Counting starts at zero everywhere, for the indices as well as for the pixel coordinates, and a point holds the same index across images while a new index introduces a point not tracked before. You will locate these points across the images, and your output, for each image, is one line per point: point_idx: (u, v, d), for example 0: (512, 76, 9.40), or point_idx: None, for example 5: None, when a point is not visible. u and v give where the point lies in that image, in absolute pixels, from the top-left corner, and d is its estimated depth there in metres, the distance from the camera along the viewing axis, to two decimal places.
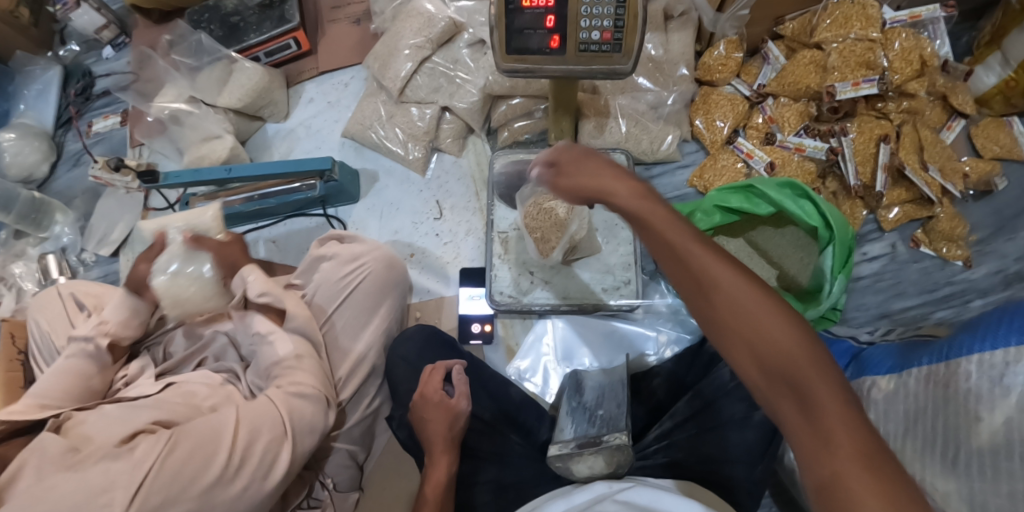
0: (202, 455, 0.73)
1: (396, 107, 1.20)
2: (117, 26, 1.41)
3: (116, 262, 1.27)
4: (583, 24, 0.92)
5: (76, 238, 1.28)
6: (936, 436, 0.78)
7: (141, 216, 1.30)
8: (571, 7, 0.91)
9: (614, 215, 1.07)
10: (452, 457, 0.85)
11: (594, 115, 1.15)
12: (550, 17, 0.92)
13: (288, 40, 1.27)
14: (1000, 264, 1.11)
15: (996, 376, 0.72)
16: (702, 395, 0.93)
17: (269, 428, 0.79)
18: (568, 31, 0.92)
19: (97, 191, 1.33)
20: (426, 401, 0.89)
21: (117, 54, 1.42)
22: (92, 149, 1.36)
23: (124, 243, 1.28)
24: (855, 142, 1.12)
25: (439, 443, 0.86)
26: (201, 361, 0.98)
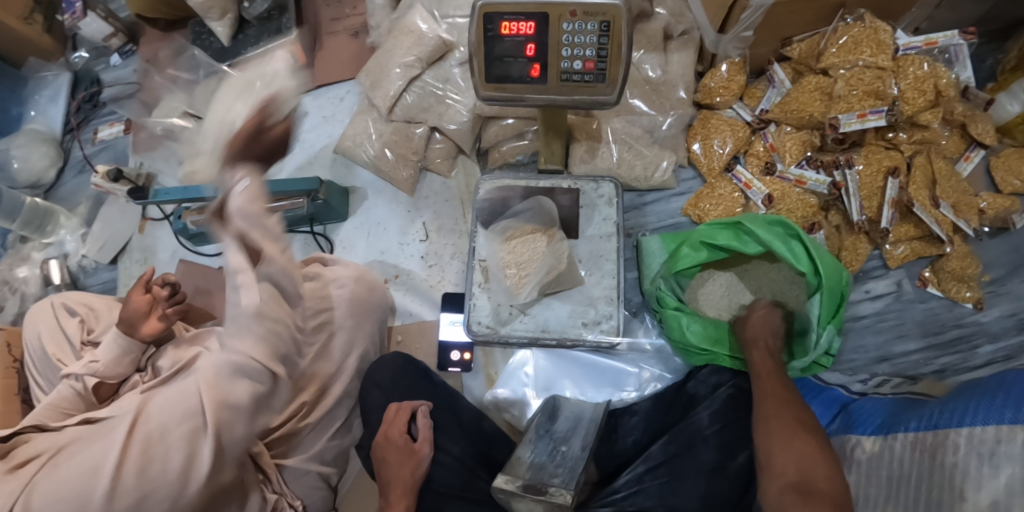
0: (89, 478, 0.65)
1: (386, 125, 1.18)
2: (125, 35, 1.42)
3: (115, 270, 1.29)
4: (565, 54, 0.88)
5: (78, 245, 1.31)
6: (919, 507, 0.73)
7: (140, 224, 1.32)
8: (553, 34, 0.87)
9: (600, 246, 1.03)
10: (411, 500, 0.85)
11: (585, 139, 1.11)
12: (531, 46, 0.88)
13: (286, 53, 1.26)
14: (1015, 307, 1.04)
15: (985, 452, 0.68)
16: (678, 440, 0.90)
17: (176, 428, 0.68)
18: (550, 60, 0.89)
19: (101, 199, 1.36)
20: (388, 446, 0.89)
21: (125, 62, 1.44)
22: (97, 157, 1.38)
23: (123, 251, 1.30)
24: (862, 175, 1.05)
25: (398, 485, 0.86)
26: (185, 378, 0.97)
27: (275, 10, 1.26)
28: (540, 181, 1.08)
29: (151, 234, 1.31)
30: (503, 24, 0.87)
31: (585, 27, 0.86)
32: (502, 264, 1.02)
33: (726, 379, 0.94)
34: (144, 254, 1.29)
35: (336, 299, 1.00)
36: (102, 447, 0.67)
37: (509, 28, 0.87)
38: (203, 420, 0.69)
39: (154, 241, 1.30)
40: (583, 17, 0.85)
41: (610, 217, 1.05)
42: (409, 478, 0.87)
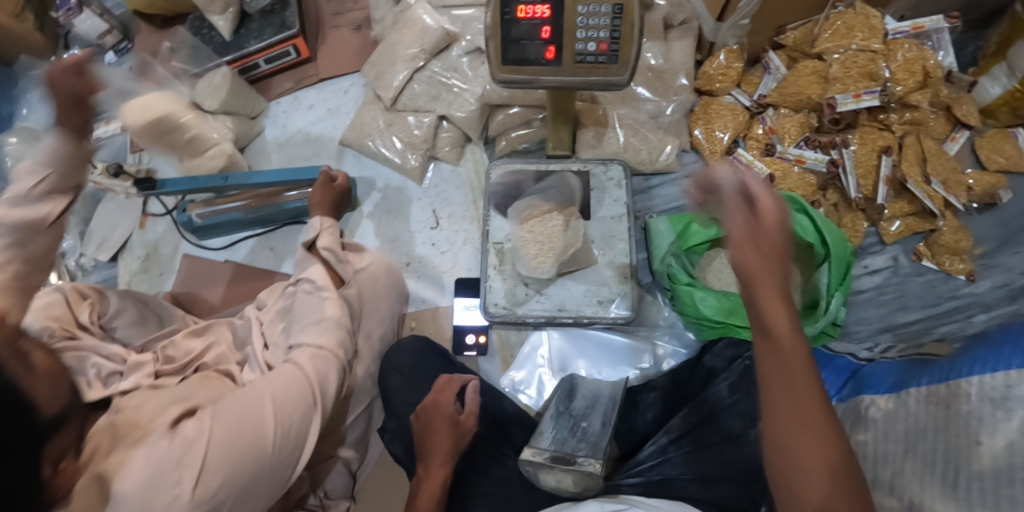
0: (256, 424, 0.73)
1: (393, 115, 1.19)
2: (120, 32, 1.41)
3: (115, 267, 1.27)
4: (579, 35, 0.90)
5: (76, 243, 1.28)
6: (938, 458, 0.75)
7: (140, 220, 1.29)
8: (568, 17, 0.89)
9: (611, 226, 1.06)
10: (449, 471, 0.85)
11: (592, 125, 1.13)
12: (546, 28, 0.90)
13: (288, 47, 1.27)
14: (1006, 278, 1.09)
15: (998, 398, 0.71)
16: (699, 410, 0.92)
17: (299, 394, 0.79)
18: (564, 42, 0.91)
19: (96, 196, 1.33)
20: (435, 416, 0.88)
21: (120, 59, 1.42)
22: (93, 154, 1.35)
23: (123, 248, 1.28)
24: (857, 154, 1.11)
25: (439, 455, 0.85)
26: (198, 368, 0.94)
27: (278, 4, 1.27)
28: (549, 165, 1.11)
29: (153, 229, 1.28)
30: (519, 7, 0.89)
31: (599, 8, 0.88)
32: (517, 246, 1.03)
33: (743, 351, 0.96)
34: (145, 249, 1.27)
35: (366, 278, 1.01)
36: (247, 402, 0.75)
37: (523, 11, 0.89)
38: (314, 387, 0.82)
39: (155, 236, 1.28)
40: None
41: (620, 199, 1.08)
42: (453, 449, 0.86)
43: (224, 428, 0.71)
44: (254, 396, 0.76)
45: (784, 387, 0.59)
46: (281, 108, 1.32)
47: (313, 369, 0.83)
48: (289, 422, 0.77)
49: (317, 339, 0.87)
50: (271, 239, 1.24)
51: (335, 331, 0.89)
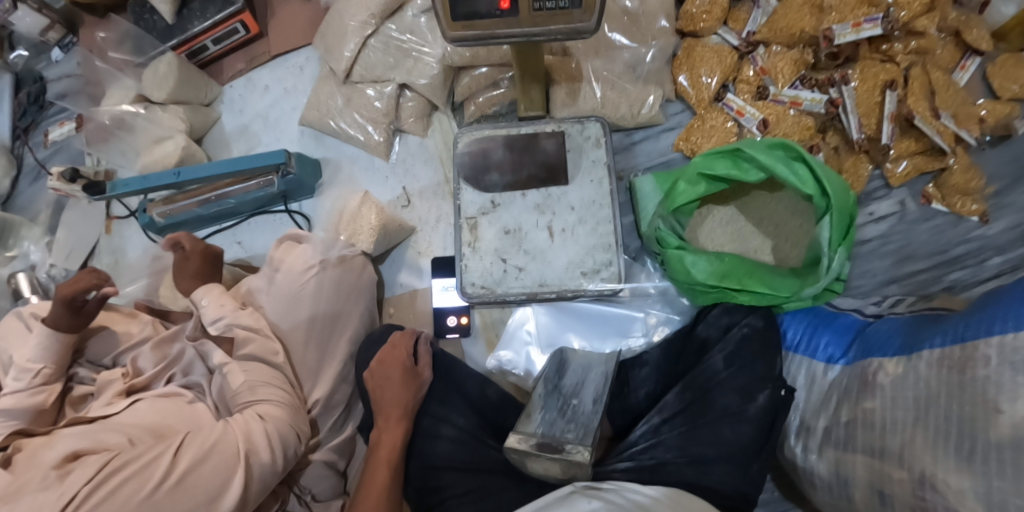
0: (139, 480, 0.72)
1: (350, 89, 1.10)
2: (62, 26, 1.27)
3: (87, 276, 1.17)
4: None
5: (44, 255, 1.17)
6: (951, 427, 0.69)
7: (106, 225, 1.22)
8: None
9: (591, 192, 0.97)
10: (407, 424, 0.88)
11: (565, 81, 1.04)
12: None
13: (235, 24, 1.16)
14: (1019, 218, 1.03)
15: (1020, 362, 0.64)
16: (693, 387, 0.87)
17: (221, 456, 0.77)
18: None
19: (62, 203, 1.23)
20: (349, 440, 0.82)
21: (65, 56, 1.27)
22: (50, 161, 1.25)
23: (92, 255, 1.21)
24: (857, 91, 1.01)
25: (395, 409, 0.88)
26: (171, 378, 0.96)
27: None
28: (520, 128, 1.00)
29: (119, 233, 1.21)
30: None
31: None
32: (468, 249, 0.97)
33: (740, 317, 0.91)
34: (113, 256, 1.20)
35: (313, 291, 0.96)
36: (145, 456, 0.74)
37: None
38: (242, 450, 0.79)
39: (122, 241, 1.21)
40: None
41: (599, 160, 0.98)
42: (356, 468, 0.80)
43: (105, 479, 0.71)
44: (159, 449, 0.75)
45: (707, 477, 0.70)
46: (237, 92, 1.22)
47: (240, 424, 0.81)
48: (188, 483, 0.74)
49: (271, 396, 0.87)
50: (238, 232, 1.15)
51: (278, 396, 0.87)
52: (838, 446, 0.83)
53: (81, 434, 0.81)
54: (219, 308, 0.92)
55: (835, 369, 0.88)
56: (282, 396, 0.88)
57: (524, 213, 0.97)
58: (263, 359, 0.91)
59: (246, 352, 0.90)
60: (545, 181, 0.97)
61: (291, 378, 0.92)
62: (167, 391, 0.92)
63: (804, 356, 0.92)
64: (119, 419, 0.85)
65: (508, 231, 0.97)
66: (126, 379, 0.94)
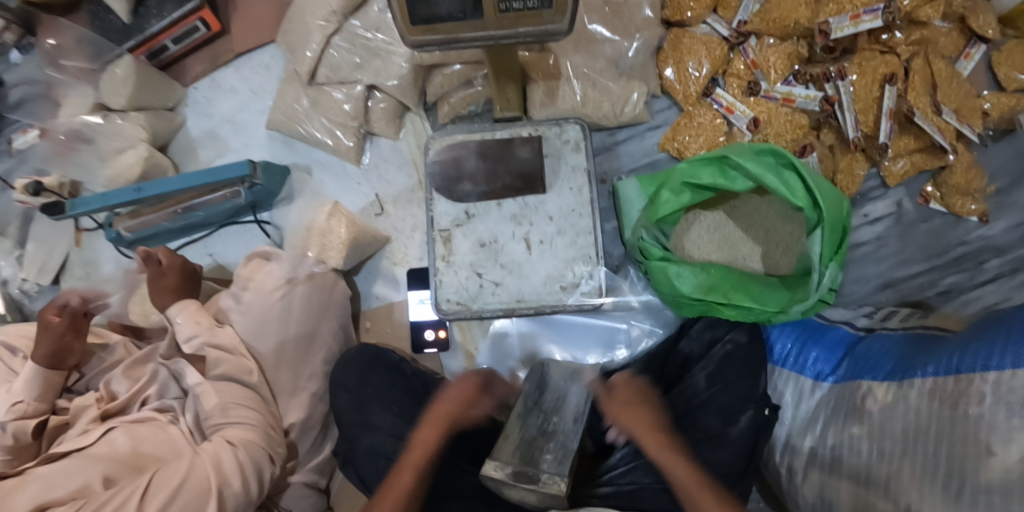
0: None
1: (316, 91, 1.03)
2: (19, 26, 1.08)
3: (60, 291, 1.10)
4: None
5: (16, 271, 1.09)
6: (940, 463, 0.67)
7: (76, 238, 1.12)
8: None
9: (570, 200, 0.91)
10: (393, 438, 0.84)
11: (542, 79, 0.98)
12: None
13: (195, 22, 1.09)
14: (1021, 217, 0.98)
15: (1017, 402, 0.61)
16: (674, 407, 0.86)
17: (190, 489, 0.74)
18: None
19: (31, 215, 1.10)
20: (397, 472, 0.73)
21: (25, 58, 1.09)
22: (14, 175, 1.10)
23: (64, 270, 1.11)
24: (856, 86, 0.94)
25: (377, 426, 0.84)
26: (145, 401, 0.92)
27: None
28: (496, 132, 0.94)
29: (91, 246, 1.12)
30: None
31: None
32: (440, 264, 0.92)
33: (723, 333, 0.88)
34: (86, 270, 1.11)
35: (280, 312, 0.91)
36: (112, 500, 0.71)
37: None
38: (212, 482, 0.75)
39: (95, 253, 1.12)
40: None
41: (579, 165, 0.92)
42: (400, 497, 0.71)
43: None
44: (125, 492, 0.72)
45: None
46: (201, 94, 1.14)
47: (209, 453, 0.78)
48: None
49: (242, 419, 0.83)
50: (210, 244, 1.10)
51: (252, 418, 0.84)
52: (823, 469, 0.80)
53: (50, 478, 0.76)
54: (194, 325, 0.89)
55: (823, 386, 0.85)
56: (255, 416, 0.84)
57: (500, 225, 0.92)
58: (235, 379, 0.87)
59: (218, 373, 0.87)
60: (521, 191, 0.92)
61: (268, 398, 0.89)
62: (142, 416, 0.87)
63: (790, 372, 0.89)
64: (96, 449, 0.80)
65: (482, 243, 0.92)
66: (101, 404, 0.91)
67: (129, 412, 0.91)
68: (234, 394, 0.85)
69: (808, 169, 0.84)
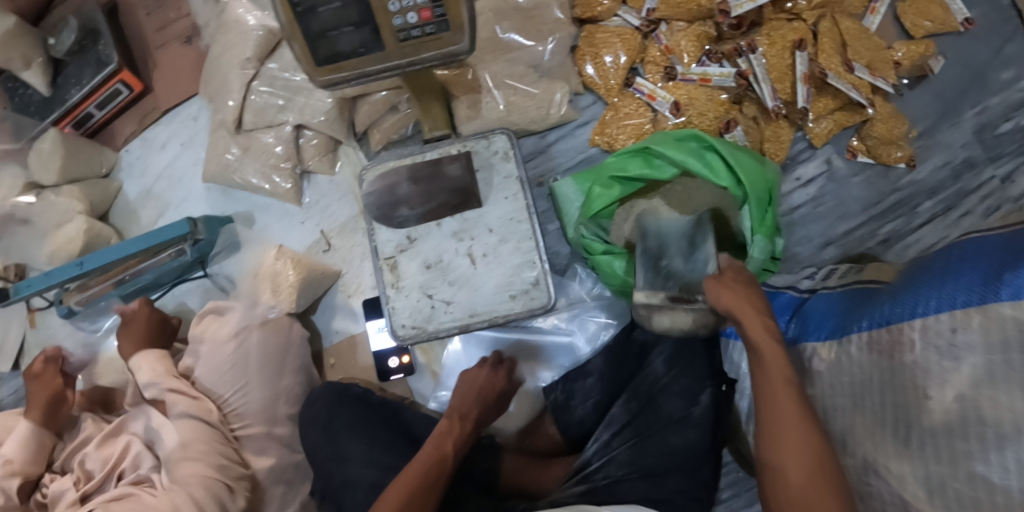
0: None
1: (246, 138, 1.03)
2: None
3: (22, 374, 1.10)
4: (393, 9, 0.72)
5: None
6: (887, 412, 0.69)
7: (30, 319, 1.12)
8: None
9: (508, 210, 0.93)
10: (370, 472, 0.83)
11: (464, 93, 0.98)
12: (351, 13, 0.72)
13: (116, 85, 1.09)
14: (948, 156, 1.01)
15: (944, 345, 0.64)
16: (637, 396, 0.86)
17: None
18: (376, 17, 0.73)
19: None
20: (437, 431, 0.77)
21: None
22: None
23: (24, 352, 1.11)
24: (768, 56, 0.97)
25: (354, 463, 0.84)
26: (120, 474, 0.92)
27: (87, 37, 1.09)
28: (425, 154, 0.95)
29: (45, 324, 1.11)
30: None
31: None
32: (388, 290, 0.93)
33: None
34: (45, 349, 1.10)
35: (236, 358, 0.92)
36: None
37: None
38: None
39: (50, 331, 1.11)
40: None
41: (511, 174, 0.94)
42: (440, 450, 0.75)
43: None
44: None
45: (771, 424, 0.63)
46: (134, 156, 1.13)
47: None
48: None
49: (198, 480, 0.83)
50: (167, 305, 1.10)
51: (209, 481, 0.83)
52: None
53: None
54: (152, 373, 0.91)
55: None
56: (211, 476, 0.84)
57: (443, 243, 0.93)
58: (208, 439, 0.87)
59: (187, 436, 0.86)
60: (458, 207, 0.92)
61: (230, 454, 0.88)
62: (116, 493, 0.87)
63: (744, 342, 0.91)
64: None
65: (429, 264, 0.93)
66: (78, 485, 0.91)
67: (107, 487, 0.92)
68: (202, 456, 0.85)
69: (726, 148, 0.85)
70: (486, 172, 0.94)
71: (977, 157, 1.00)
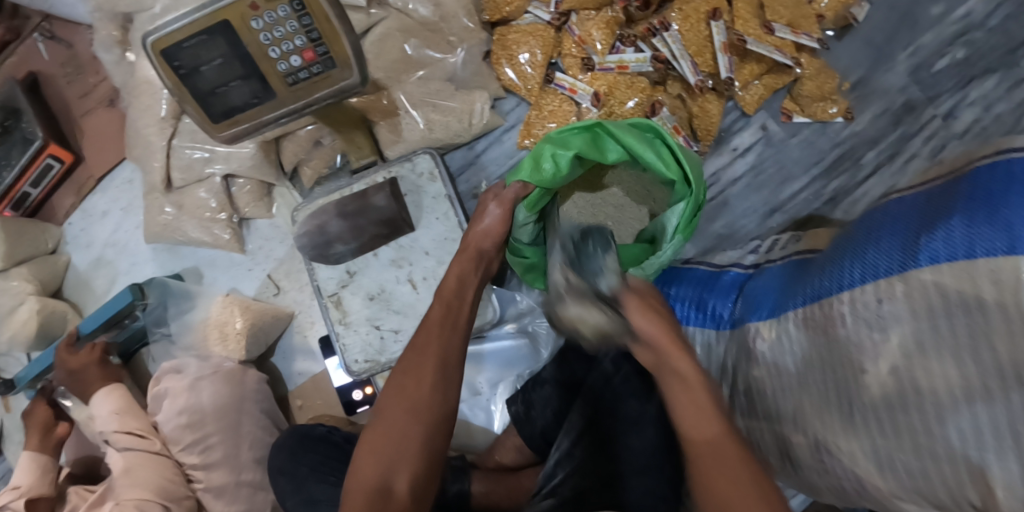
0: None
1: (179, 196, 1.01)
2: None
3: (4, 458, 1.12)
4: (275, 55, 0.73)
5: None
6: (829, 389, 0.67)
7: (3, 402, 1.13)
8: (248, 41, 0.72)
9: (442, 229, 0.93)
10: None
11: (382, 118, 0.97)
12: (234, 63, 0.73)
13: (47, 160, 1.06)
14: (885, 103, 0.98)
15: (872, 316, 0.62)
16: (591, 401, 0.85)
17: None
18: (260, 67, 0.74)
19: None
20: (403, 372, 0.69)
21: None
22: None
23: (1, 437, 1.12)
24: (683, 32, 0.94)
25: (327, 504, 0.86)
26: None
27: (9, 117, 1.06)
28: (352, 187, 0.94)
29: (19, 407, 1.12)
30: (190, 54, 0.71)
31: (276, 14, 0.71)
32: (334, 326, 0.93)
33: None
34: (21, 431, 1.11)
35: (193, 407, 0.92)
36: None
37: (196, 56, 0.72)
38: None
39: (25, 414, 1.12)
40: (268, 5, 0.70)
41: (439, 193, 0.94)
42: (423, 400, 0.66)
43: None
44: None
45: None
46: (77, 227, 1.14)
47: None
48: None
49: None
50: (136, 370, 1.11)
51: None
52: (745, 413, 0.81)
53: None
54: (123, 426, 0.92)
55: (725, 333, 0.86)
56: None
57: (383, 273, 0.93)
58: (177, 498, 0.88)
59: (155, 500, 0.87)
60: (390, 235, 0.93)
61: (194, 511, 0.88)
62: None
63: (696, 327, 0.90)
64: None
65: (372, 296, 0.93)
66: None
67: None
68: None
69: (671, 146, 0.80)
70: (416, 192, 0.94)
71: (914, 99, 0.98)
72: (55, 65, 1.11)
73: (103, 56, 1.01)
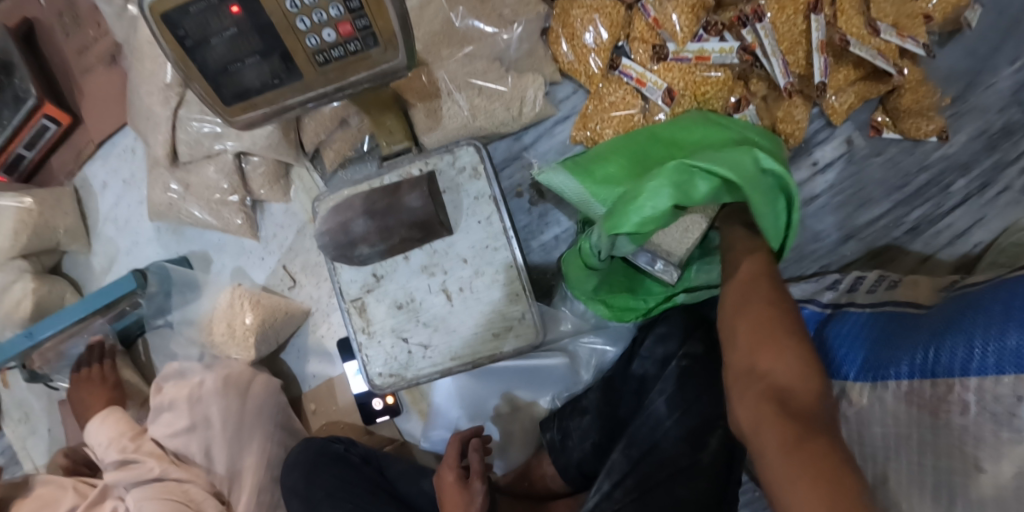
0: None
1: (185, 173, 0.90)
2: None
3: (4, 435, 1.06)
4: (304, 26, 0.60)
5: None
6: (926, 474, 0.58)
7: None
8: (271, 9, 0.58)
9: (481, 236, 0.82)
10: None
11: (420, 101, 0.84)
12: (249, 37, 0.60)
13: (42, 121, 0.94)
14: (982, 124, 0.86)
15: (1002, 415, 0.53)
16: (636, 442, 0.76)
17: None
18: (284, 41, 0.61)
19: None
20: None
21: None
22: None
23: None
24: (776, 23, 0.80)
25: None
26: None
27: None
28: (383, 177, 0.84)
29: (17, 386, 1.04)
30: (195, 25, 0.58)
31: None
32: (356, 332, 0.84)
33: (675, 348, 0.78)
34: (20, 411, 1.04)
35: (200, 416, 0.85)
36: None
37: (204, 25, 0.58)
38: None
39: (25, 393, 1.04)
40: None
41: (482, 193, 0.82)
42: None
43: None
44: None
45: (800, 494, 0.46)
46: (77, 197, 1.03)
47: None
48: None
49: None
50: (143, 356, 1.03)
51: None
52: None
53: None
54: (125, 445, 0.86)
55: None
56: None
57: (412, 280, 0.83)
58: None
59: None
60: (423, 239, 0.80)
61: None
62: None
63: None
64: None
65: (399, 305, 0.83)
66: None
67: None
68: None
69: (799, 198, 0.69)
70: (456, 191, 0.83)
71: (1015, 122, 0.85)
72: (51, 12, 0.96)
73: (103, 7, 0.87)
